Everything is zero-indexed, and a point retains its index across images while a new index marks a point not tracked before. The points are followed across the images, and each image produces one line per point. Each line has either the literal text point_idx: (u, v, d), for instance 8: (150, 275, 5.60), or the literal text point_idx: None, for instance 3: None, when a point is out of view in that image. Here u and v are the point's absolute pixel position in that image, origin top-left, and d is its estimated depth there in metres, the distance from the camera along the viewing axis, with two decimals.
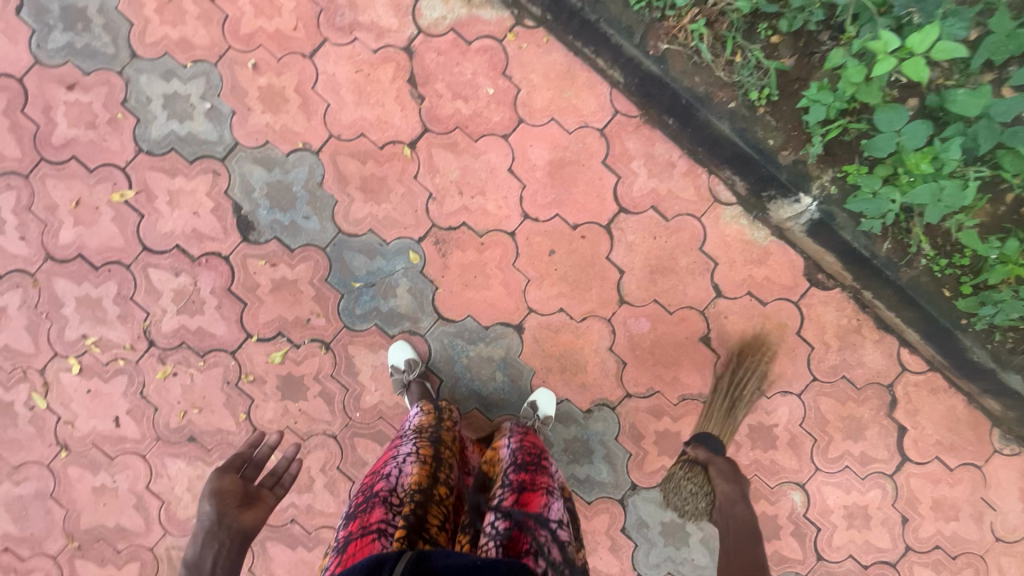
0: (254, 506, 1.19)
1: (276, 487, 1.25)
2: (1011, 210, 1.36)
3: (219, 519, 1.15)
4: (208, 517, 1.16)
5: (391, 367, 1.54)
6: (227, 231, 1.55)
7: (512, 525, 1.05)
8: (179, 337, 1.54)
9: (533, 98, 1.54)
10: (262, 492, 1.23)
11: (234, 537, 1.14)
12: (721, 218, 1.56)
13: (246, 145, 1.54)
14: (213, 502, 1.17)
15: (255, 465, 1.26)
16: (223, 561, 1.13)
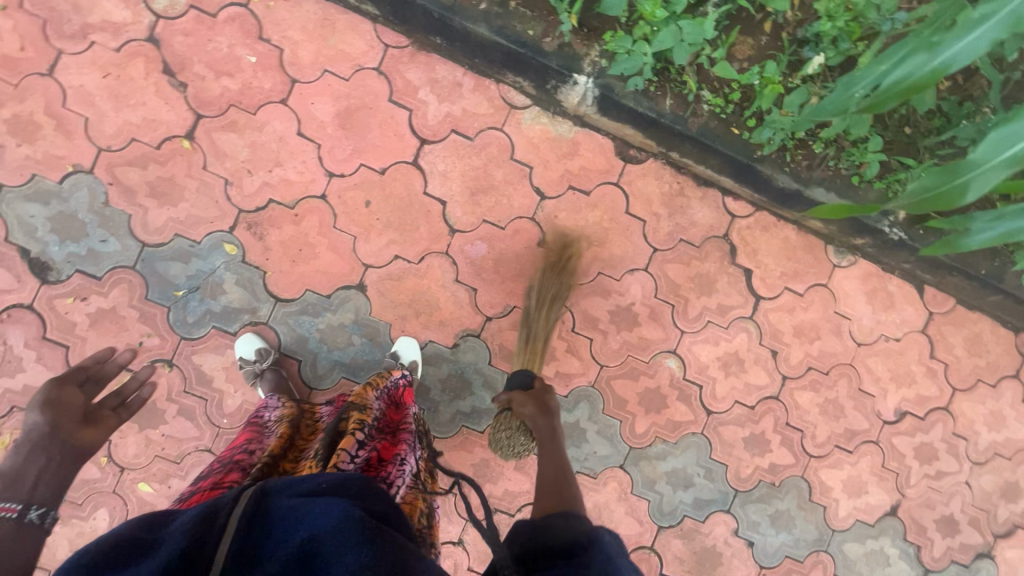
0: (96, 426, 1.07)
1: (122, 412, 1.14)
2: (770, 39, 1.43)
3: (51, 428, 1.00)
4: (38, 427, 0.99)
5: (240, 361, 1.49)
6: (21, 278, 1.45)
7: (370, 458, 1.04)
8: (7, 401, 1.45)
9: (298, 53, 1.49)
10: (104, 416, 1.10)
11: (67, 450, 0.99)
12: (522, 122, 1.56)
13: (12, 184, 1.44)
14: (48, 413, 1.02)
15: (97, 387, 1.15)
16: (47, 480, 0.95)
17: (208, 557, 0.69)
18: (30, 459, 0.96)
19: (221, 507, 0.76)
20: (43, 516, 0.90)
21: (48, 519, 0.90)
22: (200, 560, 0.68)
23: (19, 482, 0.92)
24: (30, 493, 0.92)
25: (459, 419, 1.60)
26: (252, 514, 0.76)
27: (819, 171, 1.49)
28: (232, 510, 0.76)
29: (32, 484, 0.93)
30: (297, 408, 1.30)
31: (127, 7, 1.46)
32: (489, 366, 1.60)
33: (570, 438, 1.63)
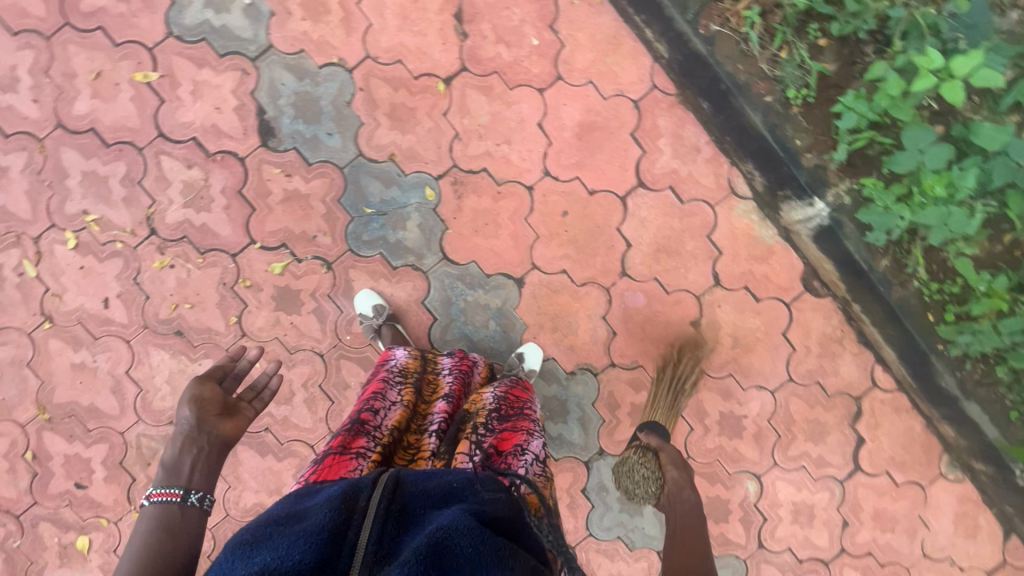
0: (237, 418, 1.06)
1: (256, 403, 1.13)
2: (1006, 251, 1.41)
3: (197, 424, 1.00)
4: (186, 421, 1.00)
5: (358, 316, 1.55)
6: (246, 132, 1.52)
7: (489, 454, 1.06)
8: (182, 230, 1.53)
9: (576, 56, 1.53)
10: (241, 406, 1.10)
11: (213, 442, 1.00)
12: (733, 210, 1.58)
13: (280, 49, 1.51)
14: (192, 407, 1.02)
15: (233, 378, 1.14)
16: (200, 470, 0.96)
17: (353, 539, 0.76)
18: (182, 452, 0.97)
19: (360, 489, 0.83)
20: (203, 503, 0.92)
21: (208, 503, 0.93)
22: (347, 540, 0.75)
23: (176, 474, 0.94)
24: (188, 482, 0.94)
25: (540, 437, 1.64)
26: (389, 499, 0.82)
27: (984, 389, 1.52)
28: (372, 496, 0.82)
29: (187, 473, 0.95)
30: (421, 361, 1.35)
31: None
32: (591, 405, 1.63)
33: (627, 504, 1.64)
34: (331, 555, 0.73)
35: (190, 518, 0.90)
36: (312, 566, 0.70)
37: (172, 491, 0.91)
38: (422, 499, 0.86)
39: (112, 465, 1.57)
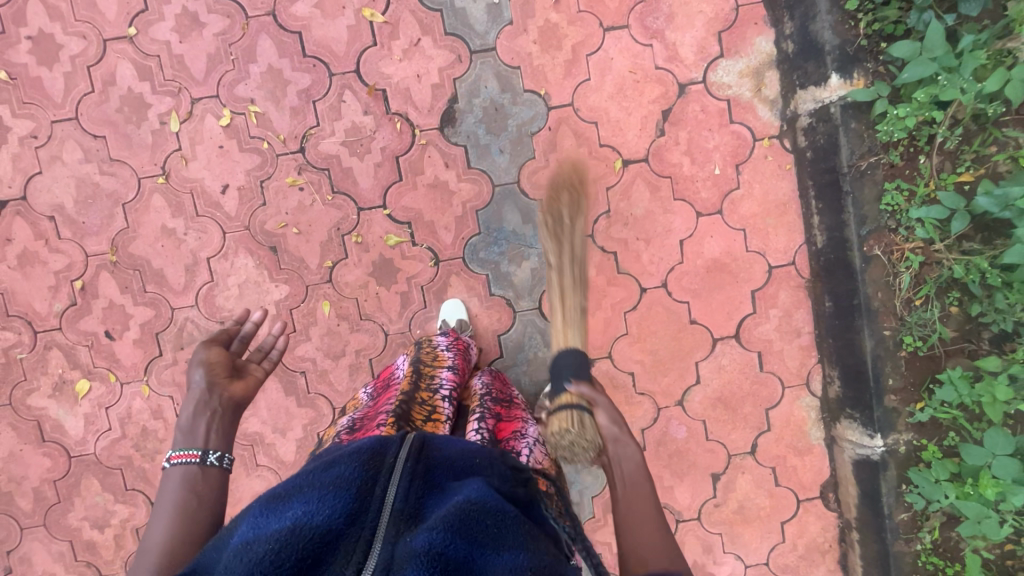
0: (246, 377, 1.05)
1: (266, 363, 1.11)
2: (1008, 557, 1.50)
3: (208, 386, 0.98)
4: (199, 384, 0.98)
5: (440, 321, 1.59)
6: (431, 110, 1.55)
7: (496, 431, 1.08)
8: (328, 163, 1.54)
9: (743, 203, 1.60)
10: (250, 367, 1.08)
11: (227, 406, 0.98)
12: (798, 399, 1.68)
13: (500, 57, 1.55)
14: (202, 370, 1.00)
15: (241, 342, 1.11)
16: (217, 430, 0.95)
17: (382, 496, 0.72)
18: (195, 416, 0.95)
19: (390, 445, 0.80)
20: (221, 463, 0.92)
21: (226, 463, 0.93)
22: (375, 496, 0.71)
23: (192, 439, 0.93)
24: (205, 443, 0.93)
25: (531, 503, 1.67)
26: (416, 460, 0.79)
27: None
28: (400, 455, 0.78)
29: (204, 434, 0.93)
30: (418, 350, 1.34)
31: (696, 53, 1.56)
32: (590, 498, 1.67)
33: None
34: (359, 510, 0.69)
35: (210, 478, 0.91)
36: (345, 521, 0.67)
37: (191, 453, 0.91)
38: (449, 468, 0.82)
39: (147, 332, 1.56)
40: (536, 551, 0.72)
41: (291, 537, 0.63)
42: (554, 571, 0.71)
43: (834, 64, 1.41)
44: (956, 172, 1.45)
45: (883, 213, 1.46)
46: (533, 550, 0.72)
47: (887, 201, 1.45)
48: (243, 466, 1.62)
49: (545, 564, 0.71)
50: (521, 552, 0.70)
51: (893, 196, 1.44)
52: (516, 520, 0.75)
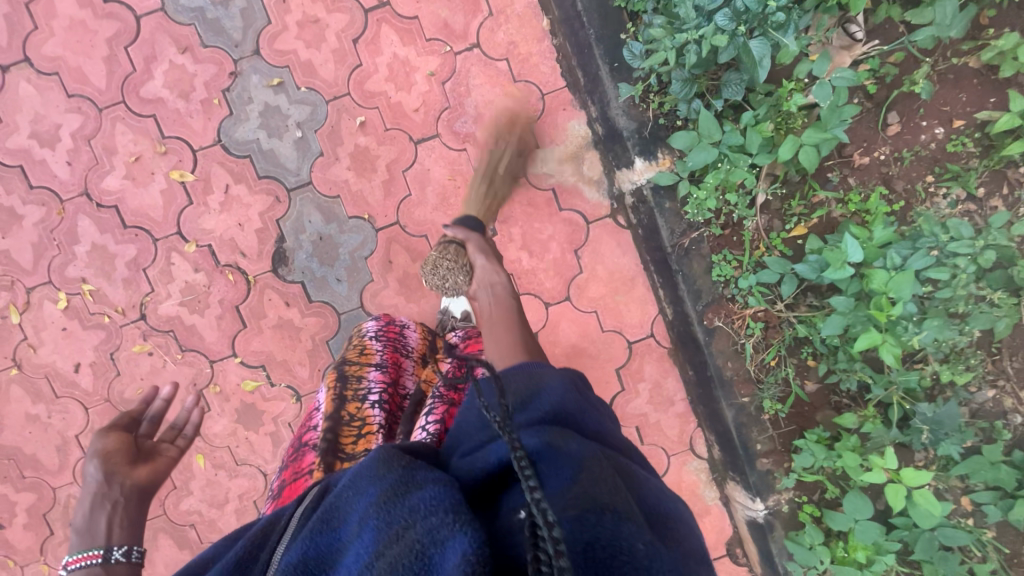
0: (154, 461, 0.91)
1: (178, 441, 0.98)
2: None
3: (105, 476, 0.83)
4: (91, 477, 0.83)
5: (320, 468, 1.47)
6: (261, 254, 1.55)
7: (443, 427, 0.99)
8: (171, 324, 1.56)
9: (588, 285, 1.59)
10: (159, 449, 0.94)
11: (131, 493, 0.83)
12: (686, 465, 1.66)
13: (317, 190, 1.54)
14: (97, 461, 0.85)
15: (149, 422, 0.98)
16: (121, 524, 0.80)
17: (267, 559, 0.61)
18: (92, 512, 0.80)
19: (284, 510, 0.67)
20: (130, 557, 0.76)
21: (136, 554, 0.77)
22: (258, 560, 0.61)
23: (91, 534, 0.77)
24: (107, 540, 0.77)
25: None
26: (315, 504, 0.66)
27: None
28: (295, 511, 0.66)
29: (104, 532, 0.78)
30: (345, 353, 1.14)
31: None
32: None
33: None
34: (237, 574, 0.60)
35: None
36: None
37: (87, 552, 0.74)
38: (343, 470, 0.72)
39: (34, 515, 1.61)
40: (390, 474, 0.60)
41: None
42: (407, 481, 0.59)
43: (635, 148, 1.39)
44: (786, 229, 1.41)
45: (717, 283, 1.43)
46: (386, 473, 0.61)
47: (717, 273, 1.42)
48: None
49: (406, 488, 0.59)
50: (373, 485, 0.59)
51: (722, 267, 1.41)
52: (379, 461, 0.64)
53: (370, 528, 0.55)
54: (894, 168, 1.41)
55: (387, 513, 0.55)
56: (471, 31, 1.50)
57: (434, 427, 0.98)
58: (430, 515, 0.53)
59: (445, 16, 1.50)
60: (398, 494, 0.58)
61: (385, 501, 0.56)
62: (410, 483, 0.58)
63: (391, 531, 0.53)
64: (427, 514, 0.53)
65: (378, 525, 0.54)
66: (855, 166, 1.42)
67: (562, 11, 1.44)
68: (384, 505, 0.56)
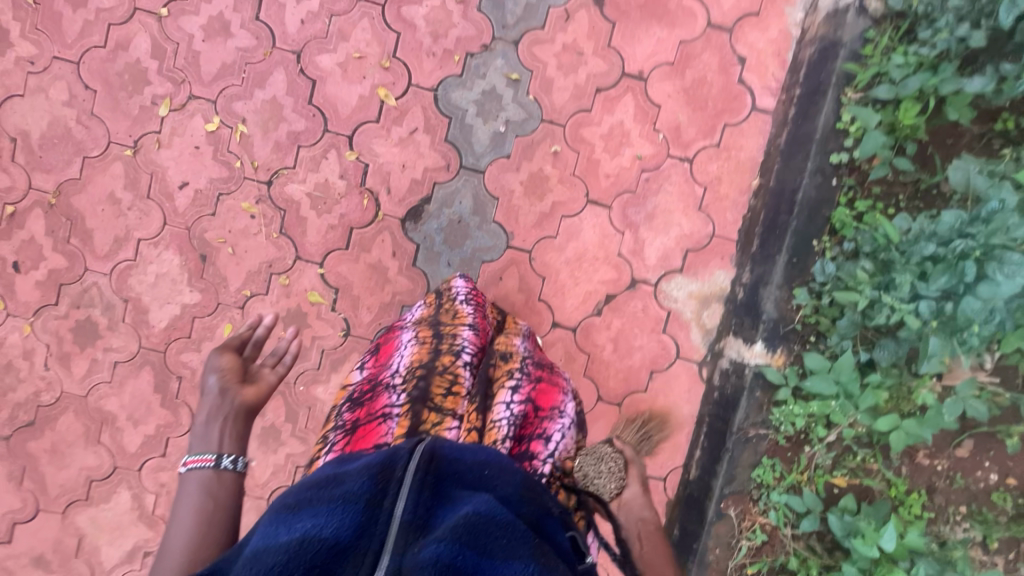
0: (259, 381, 0.97)
1: (279, 368, 1.01)
2: None
3: (220, 391, 0.91)
4: (212, 391, 0.91)
5: None
6: (401, 200, 1.58)
7: (526, 412, 1.01)
8: (288, 204, 1.57)
9: (642, 406, 1.62)
10: (262, 372, 0.99)
11: (239, 412, 0.91)
12: None
13: (484, 182, 1.59)
14: (215, 375, 0.93)
15: (256, 345, 1.03)
16: (231, 436, 0.88)
17: (391, 508, 0.66)
18: (209, 421, 0.89)
19: (400, 457, 0.74)
20: (236, 466, 0.84)
21: (242, 465, 0.85)
22: (384, 509, 0.66)
23: (207, 441, 0.86)
24: (219, 447, 0.86)
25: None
26: (427, 472, 0.72)
27: None
28: (409, 467, 0.72)
29: (218, 439, 0.86)
30: (435, 304, 1.22)
31: (659, 257, 1.60)
32: None
33: None
34: (367, 521, 0.64)
35: (227, 481, 0.83)
36: (352, 534, 0.62)
37: (203, 459, 0.83)
38: (457, 472, 0.76)
39: (51, 279, 1.57)
40: (549, 569, 0.66)
41: (298, 551, 0.59)
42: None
43: (764, 332, 1.47)
44: (831, 473, 1.47)
45: (751, 480, 1.50)
46: (542, 561, 0.66)
47: (758, 473, 1.49)
48: (84, 436, 1.61)
49: None
50: (532, 564, 0.64)
51: (764, 471, 1.48)
52: (526, 533, 0.69)
53: None
54: (942, 483, 1.48)
55: None
56: (693, 146, 1.58)
57: (519, 408, 1.00)
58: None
59: (682, 121, 1.58)
60: None
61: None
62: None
63: None
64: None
65: None
66: (915, 461, 1.50)
67: (775, 190, 1.52)
68: None
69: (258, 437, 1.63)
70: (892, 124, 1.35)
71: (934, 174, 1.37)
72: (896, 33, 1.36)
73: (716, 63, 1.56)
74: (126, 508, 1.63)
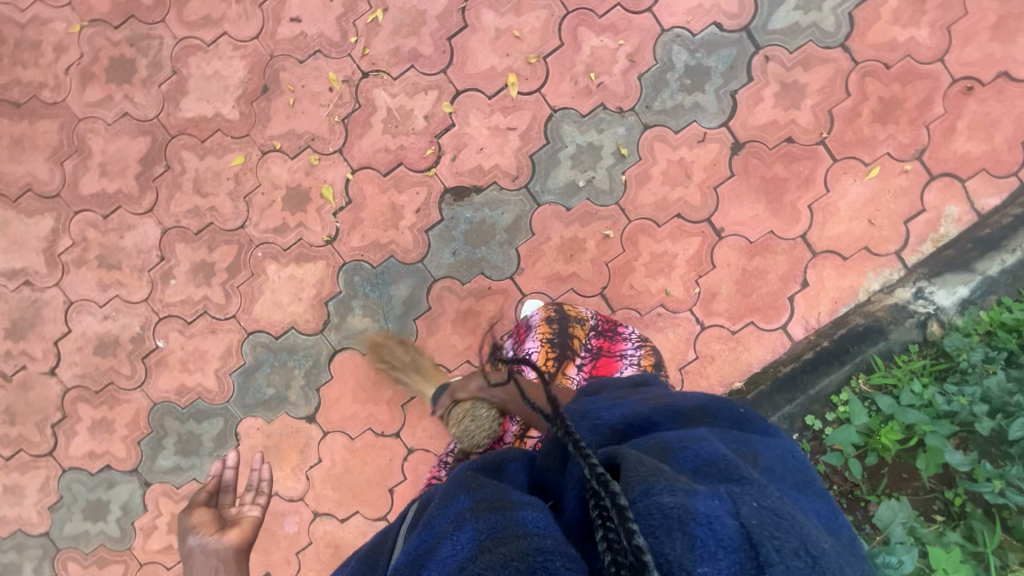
0: (241, 524, 0.92)
1: (258, 502, 1.00)
2: None
3: (202, 548, 0.87)
4: (198, 548, 0.87)
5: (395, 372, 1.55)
6: (457, 173, 1.59)
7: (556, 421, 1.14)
8: (365, 103, 1.59)
9: None
10: (243, 513, 0.97)
11: (227, 559, 0.86)
12: None
13: (533, 212, 1.58)
14: (191, 535, 0.89)
15: (225, 491, 1.04)
16: None
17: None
18: None
19: (388, 533, 0.77)
20: None
21: None
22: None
23: None
24: None
25: (139, 438, 1.67)
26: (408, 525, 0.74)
27: None
28: (394, 531, 0.75)
29: None
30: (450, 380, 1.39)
31: None
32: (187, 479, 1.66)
33: (91, 511, 1.69)
34: None
35: None
36: None
37: None
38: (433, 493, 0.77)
39: (135, 9, 1.62)
40: (485, 488, 0.64)
41: None
42: (503, 496, 0.61)
43: None
44: None
45: None
46: (476, 490, 0.65)
47: None
48: (53, 149, 1.64)
49: (496, 493, 0.62)
50: (466, 498, 0.64)
51: None
52: (466, 480, 0.69)
53: (468, 527, 0.57)
54: None
55: (483, 519, 0.57)
56: (712, 318, 1.57)
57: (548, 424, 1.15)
58: (542, 534, 0.51)
59: (721, 291, 1.57)
60: (495, 503, 0.60)
61: (482, 509, 0.59)
62: (508, 499, 0.60)
63: (492, 534, 0.54)
64: (537, 532, 0.52)
65: (477, 527, 0.56)
66: None
67: None
68: (485, 514, 0.58)
69: (194, 262, 1.63)
70: (871, 431, 1.41)
71: (871, 493, 1.41)
72: (930, 364, 1.44)
73: (784, 269, 1.56)
74: (40, 234, 1.65)
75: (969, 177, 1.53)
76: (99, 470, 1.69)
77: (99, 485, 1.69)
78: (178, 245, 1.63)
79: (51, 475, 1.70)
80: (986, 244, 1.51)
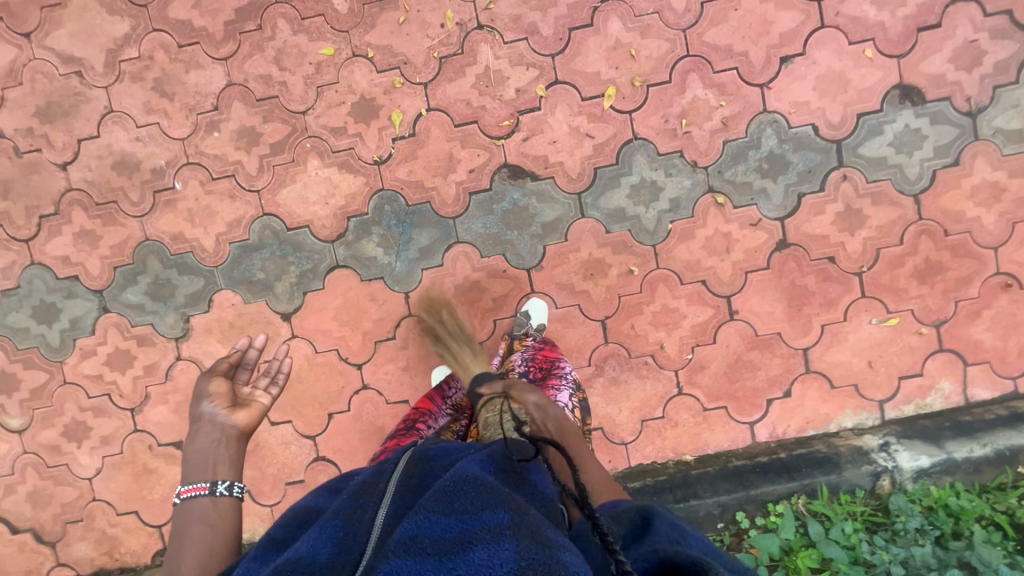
0: (251, 406, 1.07)
1: (270, 389, 1.12)
2: None
3: (212, 417, 1.03)
4: (208, 415, 1.03)
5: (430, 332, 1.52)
6: (522, 153, 1.60)
7: None
8: (468, 53, 1.59)
9: None
10: (254, 396, 1.10)
11: (227, 432, 1.02)
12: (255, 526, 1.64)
13: (575, 220, 1.60)
14: (207, 403, 1.04)
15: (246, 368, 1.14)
16: (225, 464, 0.98)
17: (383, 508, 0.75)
18: (204, 443, 1.00)
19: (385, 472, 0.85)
20: (231, 491, 0.95)
21: (236, 490, 0.96)
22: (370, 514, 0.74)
23: (206, 466, 0.97)
24: (213, 473, 0.97)
25: (117, 265, 1.65)
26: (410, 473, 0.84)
27: None
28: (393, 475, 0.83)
29: (212, 467, 0.97)
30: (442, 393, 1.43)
31: None
32: (148, 321, 1.65)
33: (43, 311, 1.67)
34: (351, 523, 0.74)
35: (222, 506, 0.94)
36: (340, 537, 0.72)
37: (198, 484, 0.95)
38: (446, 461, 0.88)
39: None
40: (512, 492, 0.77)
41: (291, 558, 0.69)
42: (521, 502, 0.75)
43: None
44: None
45: None
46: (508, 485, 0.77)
47: None
48: None
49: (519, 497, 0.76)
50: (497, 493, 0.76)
51: None
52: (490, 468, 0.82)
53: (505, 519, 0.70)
54: None
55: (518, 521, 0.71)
56: (691, 387, 1.61)
57: None
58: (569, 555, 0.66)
59: (710, 367, 1.60)
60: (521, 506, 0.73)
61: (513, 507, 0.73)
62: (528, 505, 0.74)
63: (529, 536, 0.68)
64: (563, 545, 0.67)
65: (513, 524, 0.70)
66: None
67: (683, 478, 1.55)
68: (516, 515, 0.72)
69: (244, 126, 1.62)
70: (790, 549, 1.46)
71: None
72: (868, 513, 1.49)
73: (774, 372, 1.60)
74: (111, 35, 1.63)
75: (971, 363, 1.59)
76: (66, 276, 1.66)
77: (60, 291, 1.66)
78: (236, 102, 1.62)
79: (17, 262, 1.67)
80: (962, 430, 1.54)
